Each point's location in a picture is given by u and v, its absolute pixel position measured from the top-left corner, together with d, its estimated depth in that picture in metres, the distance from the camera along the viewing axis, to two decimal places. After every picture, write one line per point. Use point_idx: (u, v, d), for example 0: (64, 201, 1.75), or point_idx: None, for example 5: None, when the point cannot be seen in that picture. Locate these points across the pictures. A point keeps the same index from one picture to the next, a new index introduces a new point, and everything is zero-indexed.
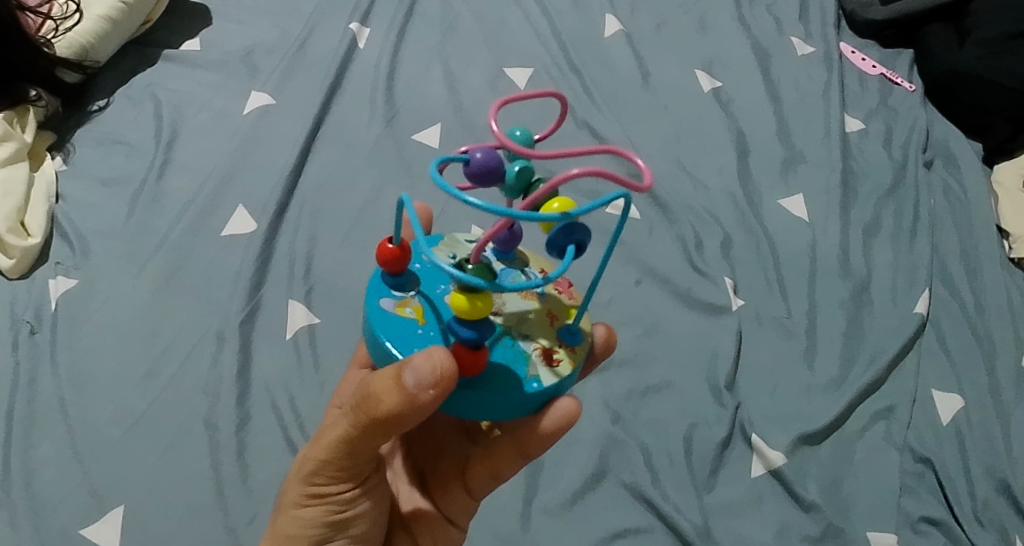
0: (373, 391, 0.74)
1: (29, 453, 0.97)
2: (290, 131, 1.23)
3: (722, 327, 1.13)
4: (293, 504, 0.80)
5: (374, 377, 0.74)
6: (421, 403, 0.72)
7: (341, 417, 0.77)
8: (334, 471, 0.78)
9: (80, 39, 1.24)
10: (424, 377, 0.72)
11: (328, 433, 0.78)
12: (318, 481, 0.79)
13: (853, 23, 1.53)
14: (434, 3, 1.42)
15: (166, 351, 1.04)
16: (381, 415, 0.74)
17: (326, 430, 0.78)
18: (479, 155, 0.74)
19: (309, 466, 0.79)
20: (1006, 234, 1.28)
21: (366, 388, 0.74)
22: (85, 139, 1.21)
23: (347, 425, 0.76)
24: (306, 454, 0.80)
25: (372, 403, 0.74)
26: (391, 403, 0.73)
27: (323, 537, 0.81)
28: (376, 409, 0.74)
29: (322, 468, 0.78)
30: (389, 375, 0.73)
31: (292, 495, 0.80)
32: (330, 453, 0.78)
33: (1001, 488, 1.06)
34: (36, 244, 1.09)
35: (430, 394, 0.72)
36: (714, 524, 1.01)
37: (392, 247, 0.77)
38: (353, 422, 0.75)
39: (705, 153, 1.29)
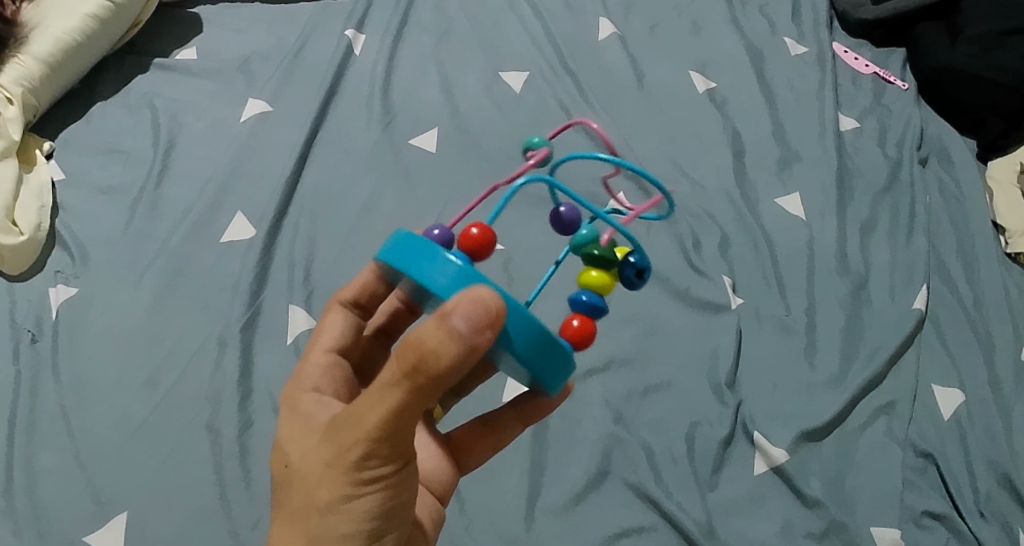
0: (423, 348, 0.68)
1: (31, 460, 0.97)
2: (288, 137, 1.24)
3: (722, 325, 1.13)
4: (343, 500, 0.73)
5: (416, 333, 0.69)
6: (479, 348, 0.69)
7: (380, 389, 0.70)
8: (383, 449, 0.72)
9: (66, 37, 1.24)
10: (476, 317, 0.68)
11: (368, 411, 0.71)
12: (362, 467, 0.73)
13: (845, 24, 1.54)
14: (429, 11, 1.44)
15: (168, 356, 1.05)
16: (441, 373, 0.69)
17: (363, 411, 0.71)
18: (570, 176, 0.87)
19: (347, 453, 0.73)
20: (1001, 229, 1.28)
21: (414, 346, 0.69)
22: (84, 149, 1.22)
23: (398, 394, 0.70)
24: (346, 443, 0.73)
25: (430, 361, 0.68)
26: (445, 354, 0.68)
27: (378, 527, 0.75)
28: (434, 367, 0.68)
29: (369, 450, 0.72)
30: (433, 324, 0.68)
31: (342, 488, 0.73)
32: (375, 431, 0.71)
33: (1003, 482, 1.06)
34: (26, 243, 1.10)
35: (487, 336, 0.68)
36: (717, 522, 1.01)
37: (477, 233, 0.79)
38: (398, 390, 0.69)
39: (701, 153, 1.30)
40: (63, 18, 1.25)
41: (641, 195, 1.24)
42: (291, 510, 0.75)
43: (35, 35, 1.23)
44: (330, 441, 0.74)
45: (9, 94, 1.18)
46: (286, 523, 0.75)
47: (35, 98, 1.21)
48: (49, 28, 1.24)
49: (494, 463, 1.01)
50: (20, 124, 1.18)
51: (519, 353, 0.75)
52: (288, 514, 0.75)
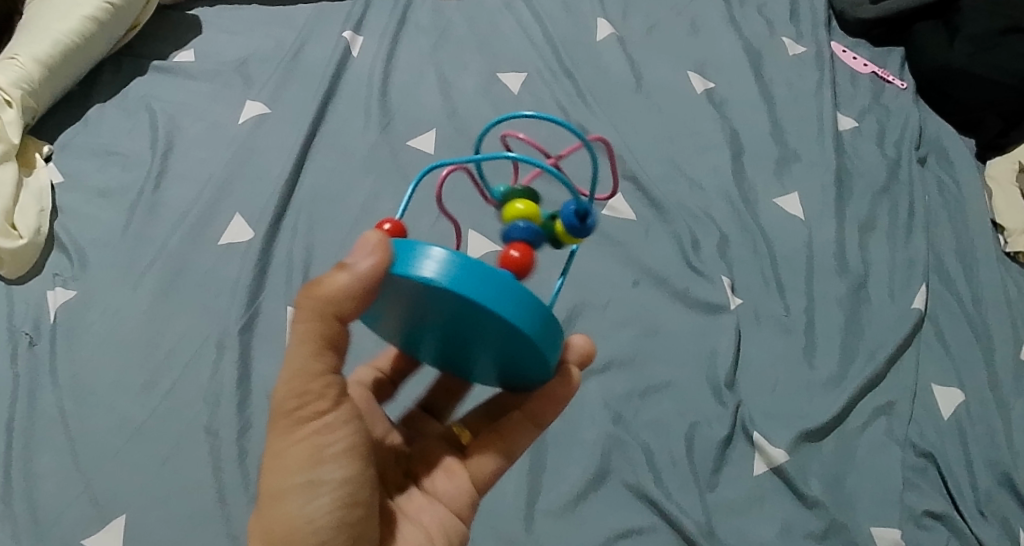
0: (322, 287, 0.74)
1: (29, 463, 0.97)
2: (285, 139, 1.24)
3: (721, 325, 1.13)
4: (276, 453, 0.78)
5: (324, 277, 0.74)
6: (370, 282, 0.72)
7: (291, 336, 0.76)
8: (304, 396, 0.76)
9: (65, 38, 1.24)
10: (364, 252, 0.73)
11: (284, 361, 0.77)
12: (287, 415, 0.77)
13: (843, 23, 1.54)
14: (427, 12, 1.44)
15: (166, 359, 1.04)
16: (335, 304, 0.73)
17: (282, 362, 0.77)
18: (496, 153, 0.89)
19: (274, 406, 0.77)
20: (1000, 228, 1.28)
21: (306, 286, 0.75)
22: (82, 152, 1.22)
23: (300, 333, 0.75)
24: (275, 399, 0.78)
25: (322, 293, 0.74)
26: (335, 287, 0.73)
27: (310, 482, 0.77)
28: (326, 298, 0.73)
29: (289, 396, 0.76)
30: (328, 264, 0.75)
31: (276, 442, 0.78)
32: (294, 376, 0.76)
33: (1003, 481, 1.06)
34: (26, 247, 1.09)
35: (372, 268, 0.72)
36: (717, 523, 1.01)
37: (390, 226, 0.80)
38: (303, 331, 0.75)
39: (699, 154, 1.30)
40: (63, 20, 1.26)
41: (640, 196, 1.24)
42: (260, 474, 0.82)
43: (35, 37, 1.23)
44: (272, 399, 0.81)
45: (9, 97, 1.17)
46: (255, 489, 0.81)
47: (34, 101, 1.21)
48: (49, 30, 1.24)
49: None
50: (20, 127, 1.17)
51: (501, 315, 0.73)
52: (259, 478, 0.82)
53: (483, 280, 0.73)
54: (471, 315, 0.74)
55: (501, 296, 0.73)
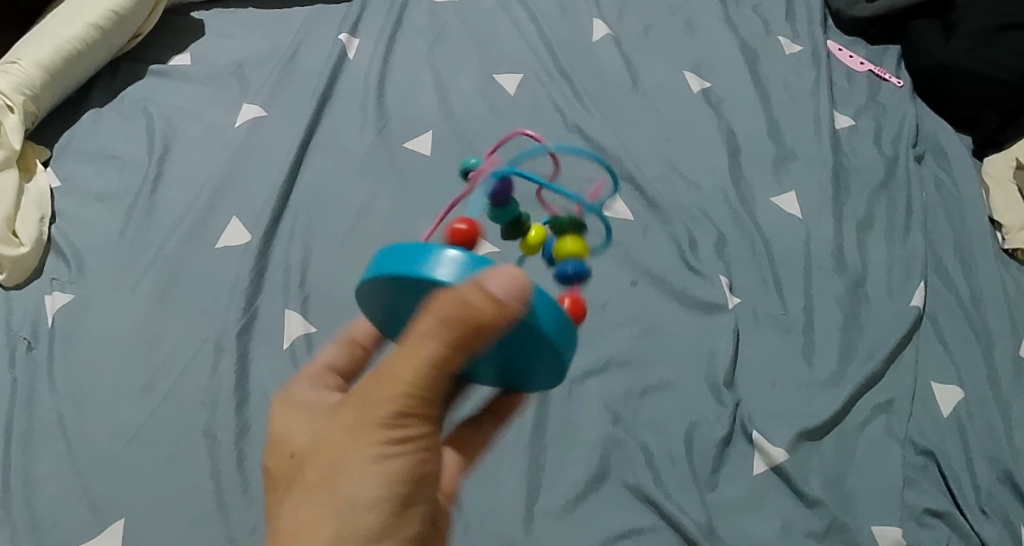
0: (461, 302, 0.70)
1: (28, 468, 0.97)
2: (282, 141, 1.24)
3: (719, 324, 1.13)
4: (364, 460, 0.73)
5: (455, 290, 0.70)
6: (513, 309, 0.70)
7: (414, 347, 0.72)
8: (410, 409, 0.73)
9: (67, 45, 1.25)
10: (510, 283, 0.70)
11: (398, 371, 0.72)
12: (393, 426, 0.73)
13: (840, 21, 1.54)
14: (423, 14, 1.44)
15: (165, 362, 1.04)
16: (483, 331, 0.70)
17: (395, 370, 0.72)
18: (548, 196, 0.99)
19: (376, 415, 0.73)
20: (998, 224, 1.28)
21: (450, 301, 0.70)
22: (80, 157, 1.22)
23: (429, 343, 0.71)
24: (371, 402, 0.73)
25: (473, 317, 0.70)
26: (488, 310, 0.69)
27: (389, 497, 0.73)
28: (478, 323, 0.70)
29: (399, 408, 0.73)
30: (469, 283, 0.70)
31: (365, 447, 0.73)
32: (410, 389, 0.72)
33: (1004, 479, 1.06)
34: (26, 253, 1.10)
35: (518, 302, 0.70)
36: (718, 523, 1.00)
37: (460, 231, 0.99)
38: (436, 344, 0.71)
39: (695, 153, 1.30)
40: (66, 26, 1.26)
41: (637, 196, 1.24)
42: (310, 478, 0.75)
43: (37, 42, 1.24)
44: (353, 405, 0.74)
45: (10, 102, 1.18)
46: (304, 493, 0.74)
47: (35, 105, 1.21)
48: (52, 35, 1.24)
49: (493, 465, 1.01)
50: (21, 134, 1.18)
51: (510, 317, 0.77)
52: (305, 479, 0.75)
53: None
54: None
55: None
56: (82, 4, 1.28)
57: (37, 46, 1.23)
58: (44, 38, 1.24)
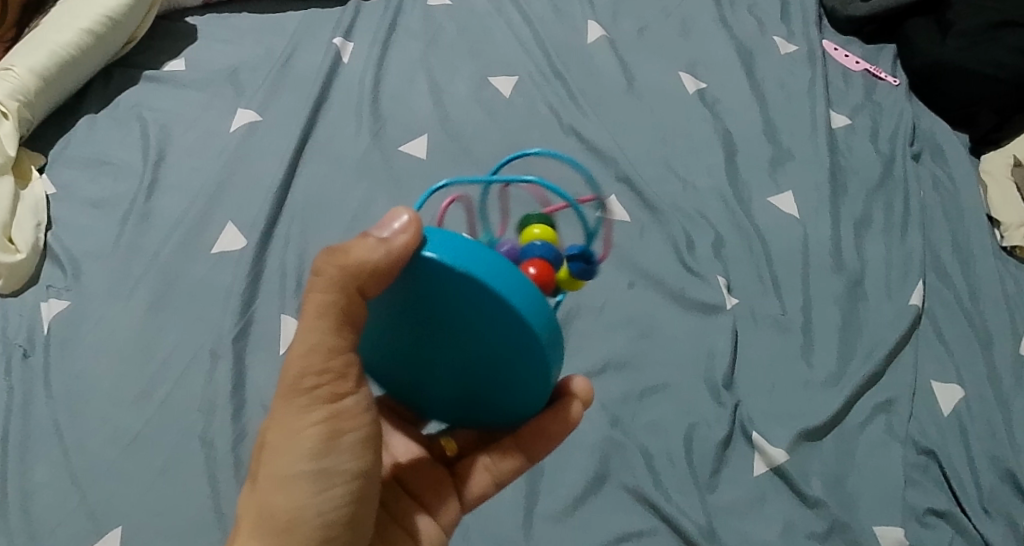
0: (337, 252, 0.74)
1: (26, 477, 0.97)
2: (277, 146, 1.23)
3: (718, 325, 1.12)
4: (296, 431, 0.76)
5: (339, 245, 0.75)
6: (399, 263, 0.73)
7: (331, 313, 0.74)
8: (328, 365, 0.75)
9: (60, 51, 1.24)
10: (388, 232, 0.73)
11: (319, 338, 0.75)
12: (323, 395, 0.76)
13: (835, 21, 1.53)
14: (417, 17, 1.44)
15: (160, 369, 1.04)
16: (370, 283, 0.73)
17: (314, 339, 0.75)
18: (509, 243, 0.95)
19: (301, 386, 0.75)
20: (996, 223, 1.27)
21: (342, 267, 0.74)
22: (75, 164, 1.22)
23: (326, 294, 0.74)
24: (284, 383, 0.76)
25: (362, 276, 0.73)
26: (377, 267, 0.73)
27: (333, 461, 0.76)
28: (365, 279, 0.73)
29: (322, 377, 0.75)
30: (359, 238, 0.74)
31: (294, 417, 0.76)
32: (321, 349, 0.75)
33: (1006, 477, 1.05)
34: (23, 260, 1.10)
35: (403, 239, 0.72)
36: (719, 524, 1.00)
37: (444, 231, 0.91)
38: (330, 298, 0.74)
39: (692, 154, 1.29)
40: (60, 32, 1.25)
41: (634, 197, 1.24)
42: (259, 469, 0.77)
43: (31, 48, 1.23)
44: (283, 390, 0.76)
45: (5, 109, 1.18)
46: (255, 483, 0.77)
47: (29, 112, 1.21)
48: (46, 41, 1.24)
49: None
50: (17, 140, 1.18)
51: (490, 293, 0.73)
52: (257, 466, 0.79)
53: (474, 254, 0.74)
54: (464, 287, 0.74)
55: (501, 280, 0.74)
56: (75, 10, 1.28)
57: (30, 51, 1.23)
58: (37, 44, 1.24)
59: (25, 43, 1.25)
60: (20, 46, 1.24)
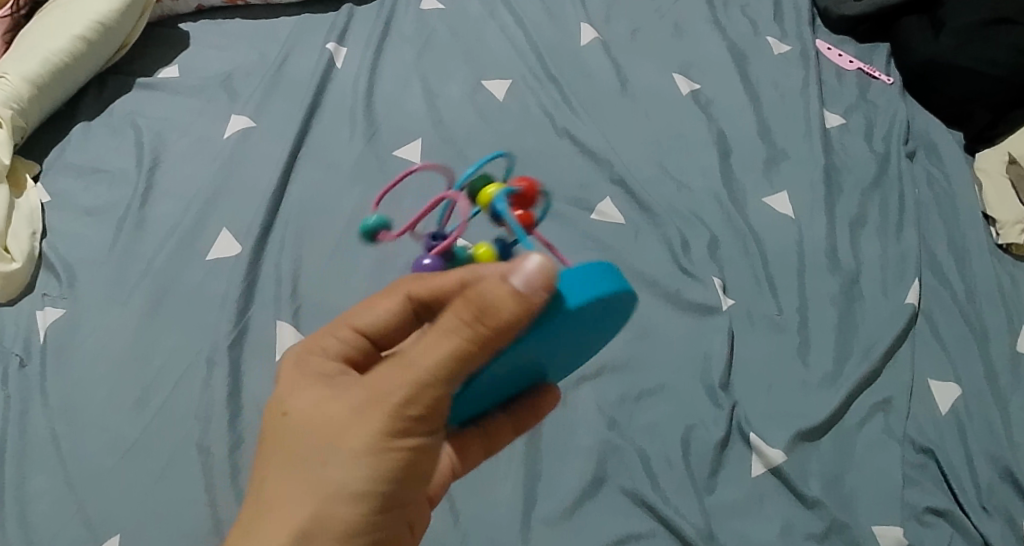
0: (488, 298, 0.68)
1: (22, 487, 0.97)
2: (271, 152, 1.23)
3: (713, 326, 1.12)
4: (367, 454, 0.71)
5: (482, 284, 0.68)
6: (533, 307, 0.68)
7: (444, 333, 0.69)
8: (420, 405, 0.71)
9: (52, 57, 1.25)
10: (539, 280, 0.68)
11: (420, 357, 0.70)
12: (402, 419, 0.71)
13: (828, 20, 1.53)
14: (410, 21, 1.44)
15: (157, 375, 1.04)
16: (501, 329, 0.68)
17: (420, 351, 0.70)
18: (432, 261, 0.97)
19: (381, 392, 0.71)
20: (992, 220, 1.27)
21: (471, 293, 0.68)
22: (70, 172, 1.22)
23: (455, 342, 0.69)
24: (366, 409, 0.71)
25: (491, 314, 0.68)
26: (517, 312, 0.68)
27: (394, 492, 0.73)
28: (496, 320, 0.68)
29: (408, 413, 0.71)
30: (496, 276, 0.68)
31: (369, 443, 0.71)
32: (420, 382, 0.70)
33: (1005, 475, 1.05)
34: (18, 268, 1.10)
35: (542, 296, 0.68)
36: (717, 526, 1.00)
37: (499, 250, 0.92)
38: (455, 344, 0.69)
39: (686, 155, 1.29)
40: (52, 38, 1.26)
41: (628, 199, 1.24)
42: (297, 456, 0.73)
43: (24, 55, 1.24)
44: (367, 389, 0.72)
45: None
46: (290, 468, 0.73)
47: (23, 119, 1.22)
48: (38, 48, 1.25)
49: (487, 472, 1.01)
50: (10, 150, 1.18)
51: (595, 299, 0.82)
52: (297, 461, 0.73)
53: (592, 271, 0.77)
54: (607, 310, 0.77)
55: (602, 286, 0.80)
56: (67, 16, 1.29)
57: (23, 58, 1.23)
58: (30, 50, 1.24)
59: (18, 50, 1.25)
60: (13, 53, 1.25)
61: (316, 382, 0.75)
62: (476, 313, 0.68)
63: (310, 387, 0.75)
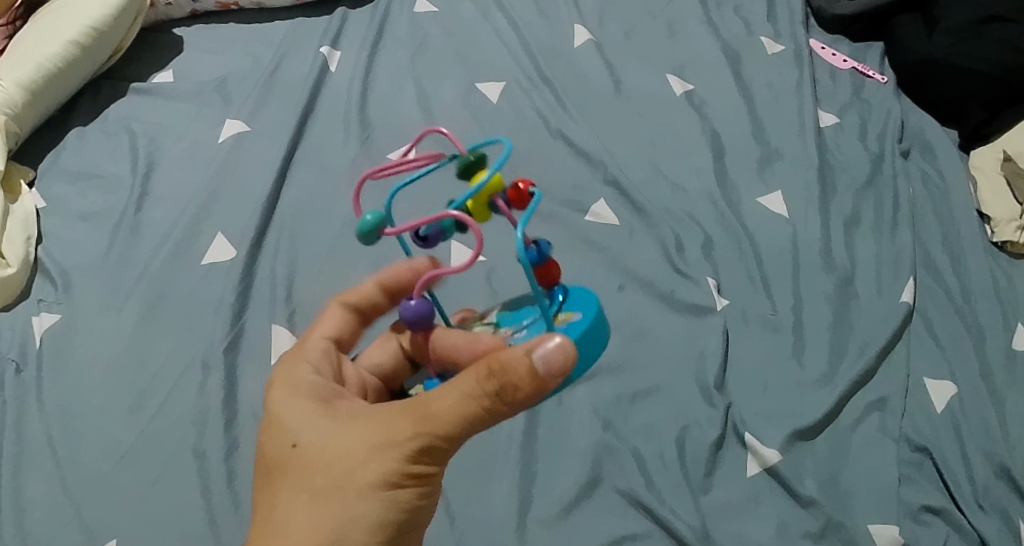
0: (510, 371, 0.72)
1: (19, 493, 0.97)
2: (266, 156, 1.24)
3: (708, 327, 1.13)
4: (378, 492, 0.74)
5: (505, 355, 0.72)
6: (549, 381, 0.72)
7: (462, 395, 0.73)
8: (432, 455, 0.74)
9: (46, 63, 1.25)
10: (558, 365, 0.72)
11: (440, 411, 0.73)
12: (415, 463, 0.74)
13: (822, 20, 1.53)
14: (403, 24, 1.44)
15: (152, 380, 1.04)
16: (517, 403, 0.72)
17: (436, 405, 0.74)
18: (413, 302, 0.82)
19: (396, 435, 0.74)
20: (987, 218, 1.27)
21: (493, 366, 0.72)
22: (65, 178, 1.23)
23: (474, 402, 0.73)
24: (382, 450, 0.74)
25: (510, 387, 0.72)
26: (535, 390, 0.73)
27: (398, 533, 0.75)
28: (514, 394, 0.72)
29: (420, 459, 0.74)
30: (518, 354, 0.72)
31: (382, 483, 0.74)
32: (437, 433, 0.74)
33: (1001, 473, 1.04)
34: (13, 274, 1.10)
35: (559, 379, 0.72)
36: (713, 526, 1.00)
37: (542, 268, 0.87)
38: (475, 403, 0.73)
39: (680, 156, 1.30)
40: (46, 44, 1.27)
41: (622, 200, 1.24)
42: (311, 486, 0.75)
43: (18, 61, 1.24)
44: (382, 431, 0.75)
45: None
46: (301, 496, 0.75)
47: (17, 125, 1.22)
48: (32, 54, 1.25)
49: (482, 476, 1.02)
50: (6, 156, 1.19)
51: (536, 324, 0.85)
52: (310, 491, 0.75)
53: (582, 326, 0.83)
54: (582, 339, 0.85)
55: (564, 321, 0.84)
56: (61, 22, 1.29)
57: (17, 64, 1.24)
58: (24, 56, 1.25)
59: (12, 56, 1.26)
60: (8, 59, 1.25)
61: (324, 413, 0.79)
62: (499, 385, 0.72)
63: (323, 418, 0.78)
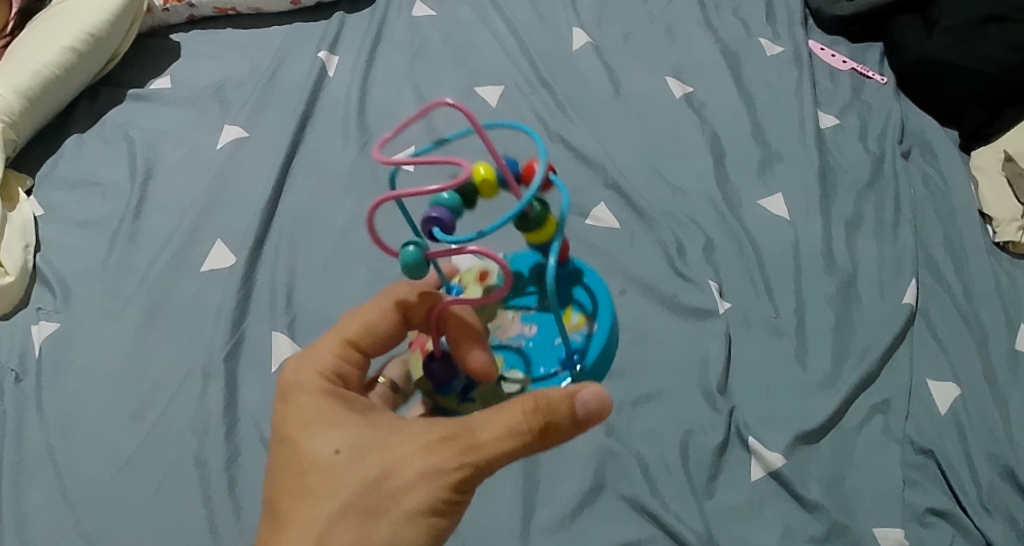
0: (555, 411, 0.79)
1: (19, 502, 0.97)
2: (265, 163, 1.23)
3: (710, 331, 1.12)
4: (418, 513, 0.77)
5: (548, 394, 0.80)
6: (585, 425, 0.80)
7: (508, 428, 0.78)
8: (470, 480, 0.78)
9: (42, 70, 1.25)
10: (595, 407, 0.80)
11: (485, 439, 0.78)
12: (454, 488, 0.78)
13: (820, 21, 1.53)
14: (401, 27, 1.43)
15: (153, 389, 1.04)
16: (556, 441, 0.79)
17: (481, 434, 0.78)
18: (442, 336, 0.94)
19: (439, 459, 0.78)
20: (988, 218, 1.26)
21: (539, 401, 0.79)
22: (63, 186, 1.22)
23: (519, 434, 0.78)
24: (424, 472, 0.78)
25: (554, 428, 0.79)
26: (571, 425, 0.79)
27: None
28: (556, 434, 0.79)
29: (460, 484, 0.78)
30: (562, 397, 0.79)
31: (422, 505, 0.77)
32: (480, 459, 0.78)
33: (1005, 475, 1.04)
34: (12, 283, 1.10)
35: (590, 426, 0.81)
36: (717, 531, 1.00)
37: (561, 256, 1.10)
38: (519, 434, 0.78)
39: (680, 158, 1.29)
40: (42, 50, 1.26)
41: (623, 204, 1.23)
42: (349, 500, 0.77)
43: (14, 69, 1.24)
44: (425, 454, 0.78)
45: None
46: (339, 512, 0.76)
47: (14, 132, 1.22)
48: (29, 61, 1.25)
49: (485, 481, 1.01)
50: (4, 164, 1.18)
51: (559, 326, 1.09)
52: (350, 507, 0.77)
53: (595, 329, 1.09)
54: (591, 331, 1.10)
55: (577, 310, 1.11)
56: (57, 28, 1.29)
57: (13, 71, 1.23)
58: (20, 63, 1.25)
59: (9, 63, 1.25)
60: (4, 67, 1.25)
61: (357, 426, 0.80)
62: (542, 417, 0.79)
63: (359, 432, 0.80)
